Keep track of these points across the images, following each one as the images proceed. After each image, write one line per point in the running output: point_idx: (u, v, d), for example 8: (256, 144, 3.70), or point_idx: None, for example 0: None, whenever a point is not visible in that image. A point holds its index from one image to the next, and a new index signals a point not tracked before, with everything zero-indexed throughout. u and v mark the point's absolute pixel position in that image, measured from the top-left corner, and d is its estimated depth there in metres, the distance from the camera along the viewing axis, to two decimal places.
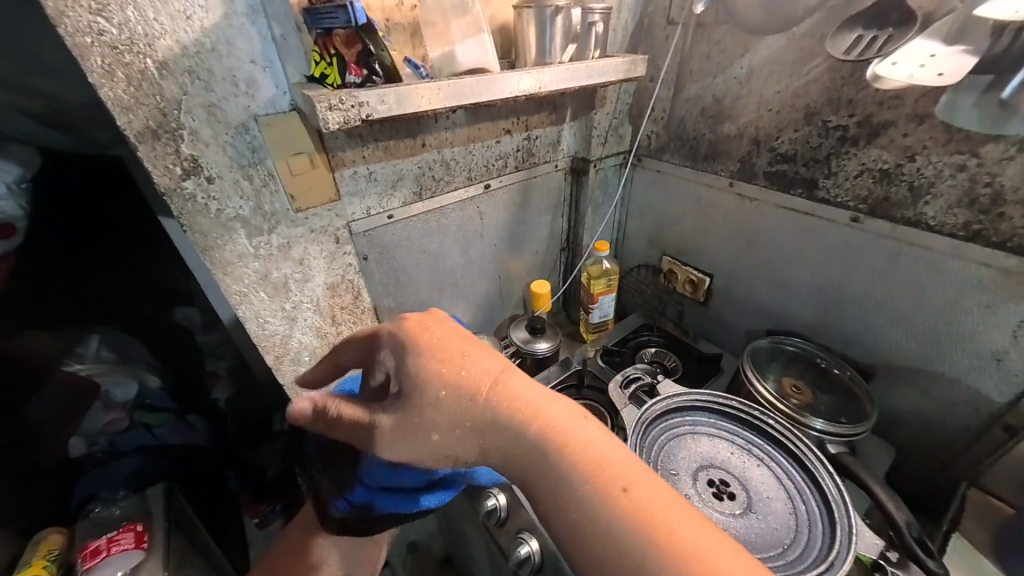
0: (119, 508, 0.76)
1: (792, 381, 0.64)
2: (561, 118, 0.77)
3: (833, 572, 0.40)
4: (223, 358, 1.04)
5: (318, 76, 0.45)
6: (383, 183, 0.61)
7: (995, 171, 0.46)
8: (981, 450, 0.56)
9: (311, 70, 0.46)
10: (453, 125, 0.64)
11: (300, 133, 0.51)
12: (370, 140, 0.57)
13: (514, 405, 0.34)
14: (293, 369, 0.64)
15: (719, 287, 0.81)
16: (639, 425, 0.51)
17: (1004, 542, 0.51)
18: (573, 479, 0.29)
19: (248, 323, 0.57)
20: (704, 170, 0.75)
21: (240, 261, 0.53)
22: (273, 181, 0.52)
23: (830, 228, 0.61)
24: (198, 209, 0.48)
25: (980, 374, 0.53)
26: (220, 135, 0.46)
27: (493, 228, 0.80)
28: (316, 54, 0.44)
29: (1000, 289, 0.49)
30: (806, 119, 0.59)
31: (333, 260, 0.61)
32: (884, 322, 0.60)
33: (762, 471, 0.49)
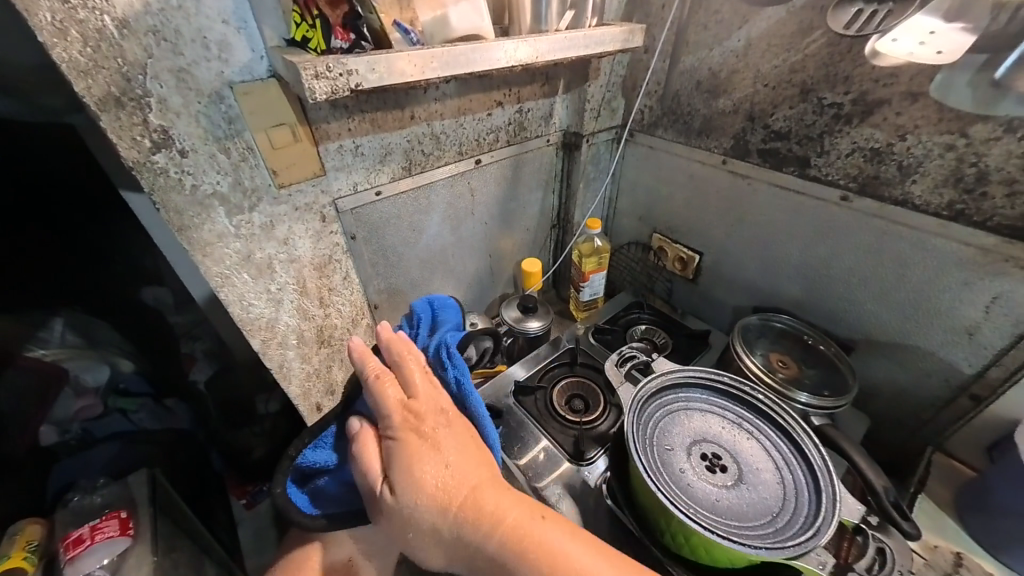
0: (101, 496, 0.74)
1: (779, 355, 0.67)
2: (553, 90, 0.74)
3: (820, 536, 0.42)
4: (199, 339, 0.95)
5: (299, 39, 0.41)
6: (370, 158, 0.58)
7: (982, 151, 0.47)
8: (949, 417, 0.60)
9: (291, 33, 0.42)
10: (443, 96, 0.61)
11: (279, 101, 0.47)
12: (355, 112, 0.54)
13: (494, 518, 0.39)
14: (280, 352, 0.61)
15: (708, 264, 0.82)
16: (636, 403, 0.52)
17: (965, 501, 0.55)
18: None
19: (231, 306, 0.54)
20: (698, 146, 0.74)
21: (221, 241, 0.50)
22: (253, 155, 0.48)
23: (819, 207, 0.62)
24: (171, 185, 0.44)
25: (952, 347, 0.56)
26: (191, 104, 0.42)
27: (484, 205, 0.78)
28: (297, 14, 0.40)
29: (979, 266, 0.51)
30: (801, 96, 0.59)
31: (319, 239, 0.59)
32: (866, 299, 0.62)
33: (752, 443, 0.52)
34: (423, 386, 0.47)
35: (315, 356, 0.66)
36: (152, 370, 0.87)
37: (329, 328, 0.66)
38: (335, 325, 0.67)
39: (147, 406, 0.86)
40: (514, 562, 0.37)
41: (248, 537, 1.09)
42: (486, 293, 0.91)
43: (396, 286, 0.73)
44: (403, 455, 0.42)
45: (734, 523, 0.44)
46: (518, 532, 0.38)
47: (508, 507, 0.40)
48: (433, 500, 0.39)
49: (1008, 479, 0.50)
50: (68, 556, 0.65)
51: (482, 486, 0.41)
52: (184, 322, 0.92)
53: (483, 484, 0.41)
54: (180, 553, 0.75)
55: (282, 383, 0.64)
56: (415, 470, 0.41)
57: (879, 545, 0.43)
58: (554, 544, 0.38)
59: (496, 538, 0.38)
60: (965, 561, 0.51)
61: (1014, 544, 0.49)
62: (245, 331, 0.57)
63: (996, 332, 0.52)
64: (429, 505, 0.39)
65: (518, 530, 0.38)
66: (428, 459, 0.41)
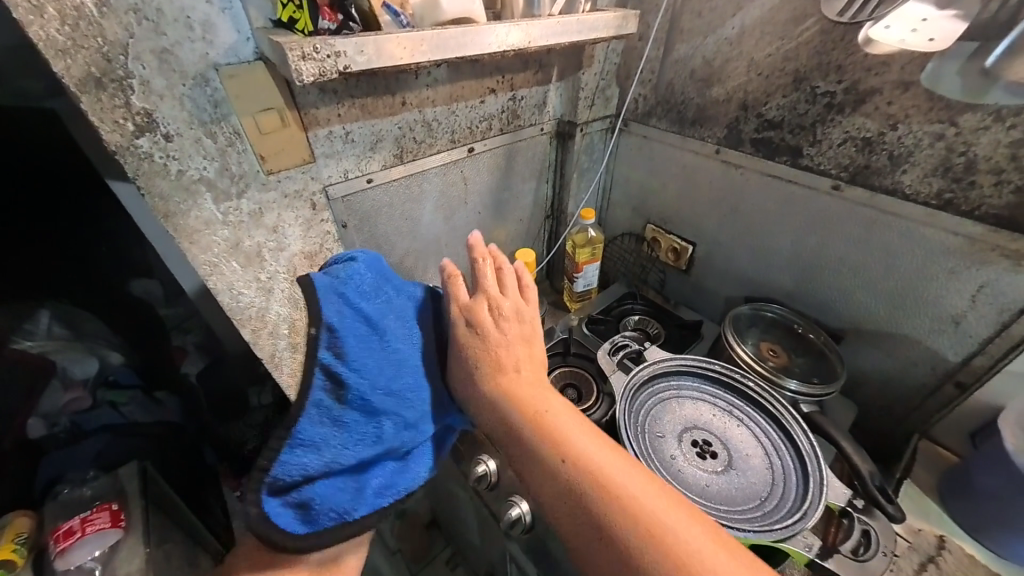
0: (90, 488, 0.74)
1: (770, 344, 0.67)
2: (547, 78, 0.74)
3: (807, 519, 0.43)
4: (188, 333, 0.98)
5: (286, 21, 0.41)
6: (361, 145, 0.57)
7: (971, 140, 0.47)
8: (935, 404, 0.61)
9: (278, 15, 0.42)
10: (435, 82, 0.60)
11: (266, 85, 0.46)
12: (344, 97, 0.53)
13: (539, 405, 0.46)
14: (271, 343, 0.60)
15: (701, 255, 0.82)
16: (628, 391, 0.53)
17: (949, 486, 0.57)
18: (600, 509, 0.37)
19: (219, 295, 0.54)
20: (691, 135, 0.74)
21: (208, 228, 0.49)
22: (240, 140, 0.47)
23: (811, 196, 0.62)
24: (156, 170, 0.43)
25: (939, 336, 0.57)
26: (175, 87, 0.41)
27: (477, 194, 0.77)
28: None
29: (966, 255, 0.51)
30: (794, 85, 0.59)
31: (309, 227, 0.58)
32: (856, 288, 0.63)
33: (742, 430, 0.52)
34: (515, 318, 0.54)
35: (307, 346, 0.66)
36: (141, 362, 0.86)
37: None
38: None
39: (136, 398, 0.85)
40: (560, 467, 0.40)
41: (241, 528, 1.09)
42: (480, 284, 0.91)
43: None
44: (495, 364, 0.50)
45: (724, 507, 0.45)
46: (572, 447, 0.42)
47: (550, 405, 0.46)
48: (495, 377, 0.49)
49: (990, 464, 0.51)
50: (59, 548, 0.64)
51: (554, 410, 0.46)
52: (175, 314, 0.94)
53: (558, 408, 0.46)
54: (172, 544, 0.75)
55: (273, 373, 0.64)
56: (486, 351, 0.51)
57: (864, 527, 0.43)
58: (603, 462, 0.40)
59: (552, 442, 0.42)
60: (947, 543, 0.52)
61: (995, 527, 0.51)
62: (234, 320, 0.56)
63: (982, 320, 0.53)
64: (492, 380, 0.49)
65: (570, 443, 0.42)
66: (520, 372, 0.50)
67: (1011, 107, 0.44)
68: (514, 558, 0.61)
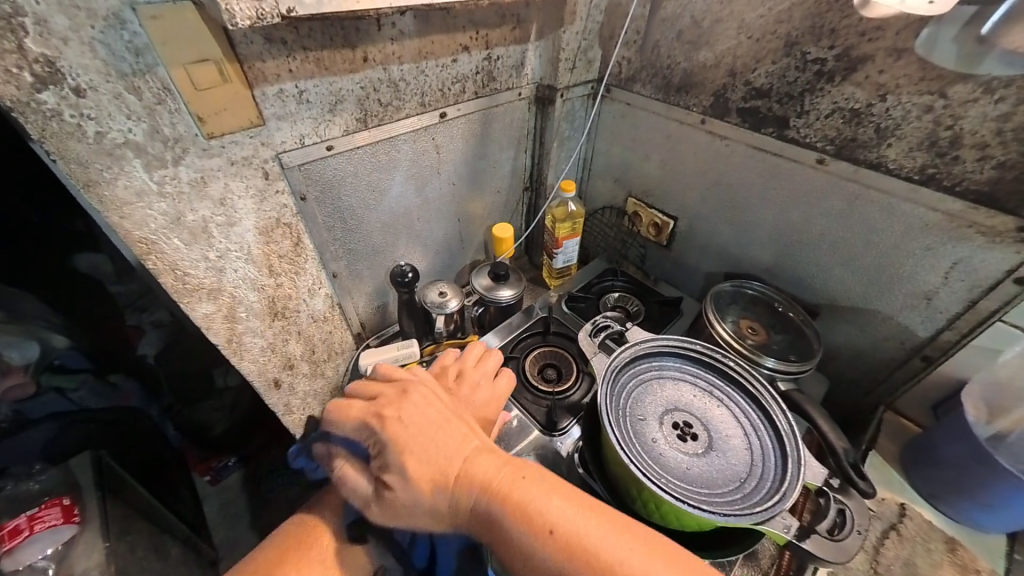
0: (38, 482, 0.69)
1: (749, 322, 0.67)
2: (525, 35, 0.68)
3: (785, 501, 0.43)
4: (147, 312, 0.90)
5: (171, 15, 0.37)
6: (318, 106, 0.51)
7: (959, 113, 0.46)
8: (901, 377, 0.63)
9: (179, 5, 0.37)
10: (400, 35, 0.54)
11: (199, 31, 0.39)
12: (296, 48, 0.46)
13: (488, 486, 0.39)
14: (227, 327, 0.56)
15: (683, 230, 0.81)
16: (610, 374, 0.51)
17: (910, 456, 0.60)
18: None
19: (162, 276, 0.48)
20: (676, 103, 0.71)
21: (141, 200, 0.43)
22: (171, 96, 0.40)
23: (795, 170, 0.61)
24: (69, 131, 0.37)
25: (910, 312, 0.58)
26: (82, 28, 0.34)
27: (451, 163, 0.72)
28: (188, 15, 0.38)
29: (944, 231, 0.51)
30: (784, 50, 0.56)
31: (262, 200, 0.52)
32: (835, 264, 0.63)
33: (722, 410, 0.52)
34: (405, 416, 0.44)
35: (268, 329, 0.61)
36: (91, 347, 0.81)
37: (282, 299, 0.61)
38: (289, 296, 0.62)
39: (87, 384, 0.83)
40: (539, 557, 0.35)
41: (214, 510, 1.12)
42: (456, 261, 0.87)
43: (357, 252, 0.68)
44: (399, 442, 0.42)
45: (704, 491, 0.45)
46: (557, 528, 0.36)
47: (498, 470, 0.40)
48: (421, 465, 0.41)
49: (953, 434, 0.54)
50: (4, 548, 0.59)
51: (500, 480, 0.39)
52: (126, 291, 0.86)
53: (515, 483, 0.39)
54: (136, 535, 0.72)
55: (232, 360, 0.59)
56: (405, 429, 0.43)
57: (840, 506, 0.45)
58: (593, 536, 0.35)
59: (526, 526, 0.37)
60: (908, 510, 0.56)
61: (951, 493, 0.54)
62: (181, 303, 0.51)
63: (953, 297, 0.54)
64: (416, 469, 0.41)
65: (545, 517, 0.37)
66: (413, 436, 0.43)
67: (1002, 78, 0.43)
68: None
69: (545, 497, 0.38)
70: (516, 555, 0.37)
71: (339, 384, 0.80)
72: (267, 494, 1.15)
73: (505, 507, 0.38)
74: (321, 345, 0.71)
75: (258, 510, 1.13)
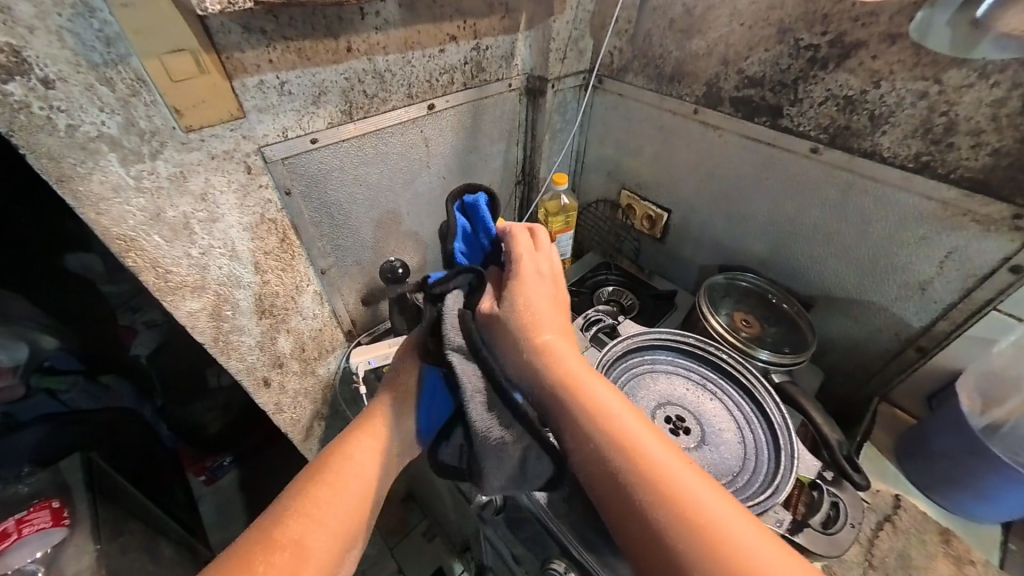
0: (26, 485, 0.67)
1: (743, 314, 0.67)
2: (514, 25, 0.66)
3: (778, 494, 0.43)
4: (140, 311, 0.92)
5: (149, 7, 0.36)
6: (301, 98, 0.50)
7: (953, 99, 0.45)
8: (895, 368, 0.63)
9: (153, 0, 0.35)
10: (385, 25, 0.52)
11: (174, 21, 0.37)
12: (275, 38, 0.45)
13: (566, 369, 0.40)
14: (212, 325, 0.55)
15: (677, 222, 0.80)
16: (602, 367, 0.51)
17: (905, 448, 0.59)
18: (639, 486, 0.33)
19: (142, 274, 0.47)
20: (669, 93, 0.70)
21: (118, 196, 0.42)
22: (146, 88, 0.39)
23: (789, 160, 0.60)
24: (39, 124, 0.36)
25: (905, 302, 0.57)
26: (48, 16, 0.33)
27: (441, 156, 0.71)
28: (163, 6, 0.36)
29: (939, 220, 0.50)
30: (777, 37, 0.55)
31: (245, 195, 0.51)
32: (829, 254, 0.62)
33: (715, 404, 0.52)
34: (538, 271, 0.47)
35: (256, 327, 0.60)
36: (82, 347, 0.82)
37: (269, 297, 0.60)
38: (276, 293, 0.61)
39: (79, 385, 0.83)
40: (591, 436, 0.36)
41: (210, 510, 1.11)
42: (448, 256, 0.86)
43: (346, 248, 0.67)
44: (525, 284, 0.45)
45: None
46: (620, 427, 0.36)
47: (577, 363, 0.41)
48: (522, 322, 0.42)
49: (948, 426, 0.54)
50: None
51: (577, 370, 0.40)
52: (119, 291, 0.89)
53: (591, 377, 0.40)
54: (128, 536, 0.71)
55: (220, 358, 0.58)
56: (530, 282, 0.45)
57: (834, 499, 0.45)
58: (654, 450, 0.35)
59: (590, 414, 0.37)
60: (902, 501, 0.56)
61: (945, 484, 0.54)
62: (164, 301, 0.50)
63: (947, 287, 0.53)
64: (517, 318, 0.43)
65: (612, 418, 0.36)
66: (533, 288, 0.45)
67: (998, 62, 0.42)
68: (488, 536, 0.60)
69: (616, 401, 0.38)
70: (570, 433, 0.37)
71: (330, 382, 0.79)
72: (262, 493, 1.15)
73: (573, 393, 0.38)
74: (311, 343, 0.70)
75: (254, 510, 1.12)
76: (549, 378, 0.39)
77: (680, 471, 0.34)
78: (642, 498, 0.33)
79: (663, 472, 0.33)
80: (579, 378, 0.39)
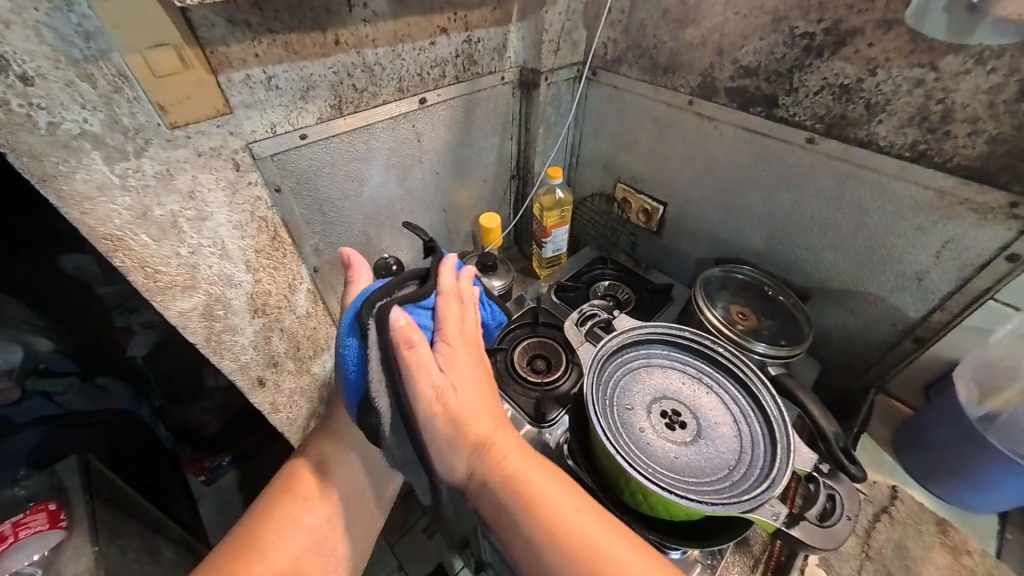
0: (23, 488, 0.67)
1: (739, 307, 0.66)
2: (506, 17, 0.66)
3: (774, 488, 0.42)
4: (135, 312, 0.91)
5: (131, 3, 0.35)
6: (289, 93, 0.49)
7: (950, 87, 0.45)
8: (892, 359, 0.62)
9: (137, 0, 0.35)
10: (373, 17, 0.51)
11: (155, 15, 0.37)
12: (261, 32, 0.44)
13: (506, 466, 0.40)
14: (204, 325, 0.55)
15: (673, 215, 0.79)
16: (597, 363, 0.51)
17: (901, 439, 0.60)
18: (575, 573, 0.36)
19: (131, 274, 0.46)
20: (663, 85, 0.69)
21: (104, 194, 0.41)
22: (128, 84, 0.38)
23: (785, 151, 0.59)
24: (19, 122, 0.35)
25: (901, 293, 0.57)
26: (24, 10, 0.32)
27: (433, 151, 0.70)
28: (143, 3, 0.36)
29: (935, 209, 0.50)
30: (772, 26, 0.54)
31: (235, 192, 0.51)
32: (825, 246, 0.62)
33: (711, 398, 0.52)
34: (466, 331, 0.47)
35: (250, 326, 0.60)
36: (77, 348, 0.81)
37: (262, 295, 0.59)
38: (269, 291, 0.60)
39: (75, 387, 0.83)
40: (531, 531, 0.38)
41: (210, 510, 1.11)
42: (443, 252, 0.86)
43: (339, 245, 0.66)
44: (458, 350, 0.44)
45: (692, 479, 0.44)
46: (554, 518, 0.38)
47: (517, 454, 0.41)
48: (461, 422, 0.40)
49: (944, 418, 0.54)
50: None
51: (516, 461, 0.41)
52: (115, 292, 0.87)
53: (533, 468, 0.41)
54: (126, 538, 0.71)
55: (213, 358, 0.58)
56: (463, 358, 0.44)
57: (829, 492, 0.44)
58: (587, 531, 0.38)
59: (528, 508, 0.39)
60: (899, 493, 0.56)
61: (943, 475, 0.54)
62: (154, 301, 0.49)
63: (944, 277, 0.53)
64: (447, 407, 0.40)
65: (548, 508, 0.39)
66: (460, 365, 0.43)
67: (995, 48, 0.41)
68: (485, 533, 0.60)
69: (552, 487, 0.40)
70: (506, 525, 0.40)
71: (326, 380, 0.78)
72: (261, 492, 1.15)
73: (513, 489, 0.40)
74: (305, 341, 0.70)
75: None
76: (492, 479, 0.40)
77: (611, 547, 0.38)
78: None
79: (593, 552, 0.37)
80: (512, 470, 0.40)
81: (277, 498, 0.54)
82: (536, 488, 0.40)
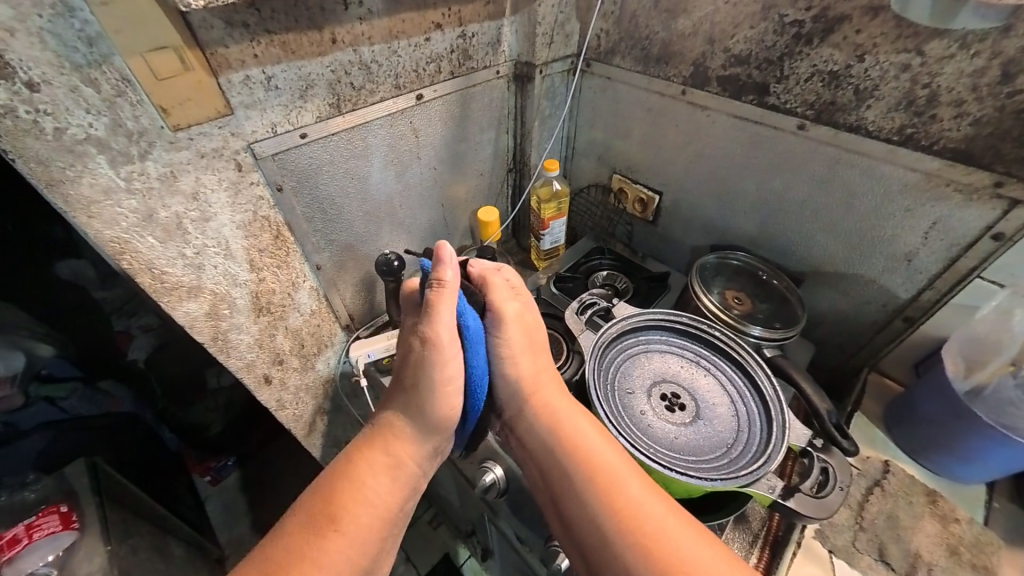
0: (34, 491, 0.68)
1: (734, 292, 0.68)
2: (499, 11, 0.66)
3: (770, 463, 0.44)
4: (135, 316, 0.91)
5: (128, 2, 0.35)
6: (287, 92, 0.50)
7: (935, 70, 0.46)
8: (883, 338, 0.64)
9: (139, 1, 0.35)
10: (369, 15, 0.52)
11: (155, 16, 0.37)
12: (259, 32, 0.44)
13: (548, 406, 0.47)
14: (211, 325, 0.55)
15: (667, 205, 0.81)
16: (598, 349, 0.52)
17: (893, 415, 0.62)
18: (590, 496, 0.40)
19: (137, 276, 0.47)
20: (656, 75, 0.70)
21: (109, 197, 0.42)
22: (130, 87, 0.39)
23: (777, 137, 0.61)
24: (25, 128, 0.35)
25: (891, 273, 0.59)
26: (27, 17, 0.32)
27: (430, 147, 0.71)
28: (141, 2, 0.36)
29: (923, 191, 0.51)
30: (761, 14, 0.55)
31: (237, 192, 0.51)
32: (816, 230, 0.63)
33: (708, 379, 0.53)
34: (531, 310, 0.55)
35: (254, 325, 0.60)
36: (81, 355, 0.81)
37: (266, 294, 0.60)
38: (273, 290, 0.61)
39: (77, 392, 0.82)
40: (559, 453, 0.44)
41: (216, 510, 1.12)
42: None
43: (341, 243, 0.67)
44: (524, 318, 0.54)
45: (692, 457, 0.46)
46: (591, 457, 0.42)
47: (561, 399, 0.48)
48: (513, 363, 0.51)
49: (932, 392, 0.56)
50: (4, 557, 0.59)
51: (557, 402, 0.48)
52: (112, 297, 0.88)
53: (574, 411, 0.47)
54: (137, 538, 0.72)
55: (219, 357, 0.59)
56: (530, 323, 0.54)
57: (822, 465, 0.46)
58: (614, 466, 0.41)
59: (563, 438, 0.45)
60: (891, 466, 0.58)
61: (933, 448, 0.56)
62: (161, 302, 0.50)
63: (933, 256, 0.54)
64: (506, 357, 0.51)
65: (587, 451, 0.43)
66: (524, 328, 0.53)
67: (978, 32, 0.42)
68: (492, 519, 0.62)
69: (591, 429, 0.45)
70: (543, 450, 0.46)
71: (330, 377, 0.79)
72: (266, 491, 1.16)
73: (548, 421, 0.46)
74: (309, 339, 0.71)
75: (259, 507, 1.14)
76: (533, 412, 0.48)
77: (628, 480, 0.41)
78: (595, 508, 0.40)
79: (611, 479, 0.41)
80: (557, 410, 0.47)
81: (337, 492, 0.44)
82: (566, 422, 0.46)
